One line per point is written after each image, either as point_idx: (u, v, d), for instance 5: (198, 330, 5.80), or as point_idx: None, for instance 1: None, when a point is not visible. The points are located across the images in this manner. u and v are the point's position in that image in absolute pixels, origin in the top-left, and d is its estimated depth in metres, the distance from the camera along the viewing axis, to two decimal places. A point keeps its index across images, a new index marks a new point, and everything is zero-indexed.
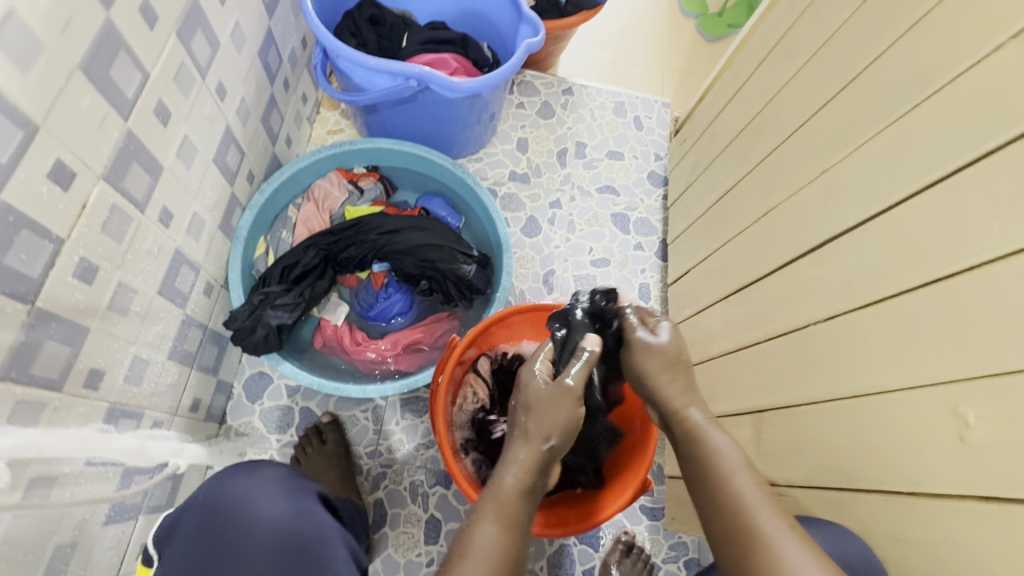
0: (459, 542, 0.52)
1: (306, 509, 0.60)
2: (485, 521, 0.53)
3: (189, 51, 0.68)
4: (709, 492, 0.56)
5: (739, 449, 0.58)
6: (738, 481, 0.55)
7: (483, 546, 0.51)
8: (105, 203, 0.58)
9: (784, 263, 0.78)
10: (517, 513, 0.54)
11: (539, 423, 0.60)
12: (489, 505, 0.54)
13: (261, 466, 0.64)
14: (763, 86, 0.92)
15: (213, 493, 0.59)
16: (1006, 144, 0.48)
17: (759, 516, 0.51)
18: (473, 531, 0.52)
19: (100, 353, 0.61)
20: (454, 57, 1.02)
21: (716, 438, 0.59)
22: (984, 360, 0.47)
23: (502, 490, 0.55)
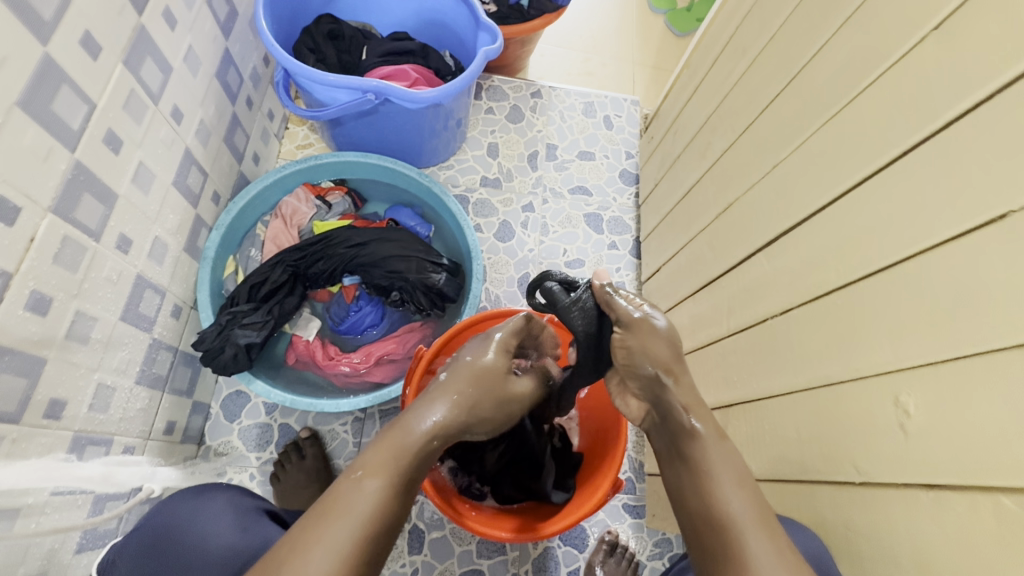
0: (342, 491, 0.47)
1: (256, 527, 0.61)
2: (375, 480, 0.48)
3: (139, 78, 0.69)
4: (701, 511, 0.51)
5: (739, 463, 0.53)
6: (732, 501, 0.50)
7: (367, 505, 0.47)
8: (56, 235, 0.58)
9: (744, 257, 0.79)
10: (411, 474, 0.51)
11: (473, 392, 0.57)
12: (385, 460, 0.50)
13: (210, 490, 0.63)
14: (720, 81, 0.93)
15: (160, 523, 0.59)
16: (932, 135, 0.49)
17: (751, 541, 0.47)
18: (361, 486, 0.48)
19: (60, 383, 0.62)
20: (414, 68, 1.03)
21: (716, 451, 0.53)
22: (919, 348, 0.48)
23: (408, 447, 0.52)
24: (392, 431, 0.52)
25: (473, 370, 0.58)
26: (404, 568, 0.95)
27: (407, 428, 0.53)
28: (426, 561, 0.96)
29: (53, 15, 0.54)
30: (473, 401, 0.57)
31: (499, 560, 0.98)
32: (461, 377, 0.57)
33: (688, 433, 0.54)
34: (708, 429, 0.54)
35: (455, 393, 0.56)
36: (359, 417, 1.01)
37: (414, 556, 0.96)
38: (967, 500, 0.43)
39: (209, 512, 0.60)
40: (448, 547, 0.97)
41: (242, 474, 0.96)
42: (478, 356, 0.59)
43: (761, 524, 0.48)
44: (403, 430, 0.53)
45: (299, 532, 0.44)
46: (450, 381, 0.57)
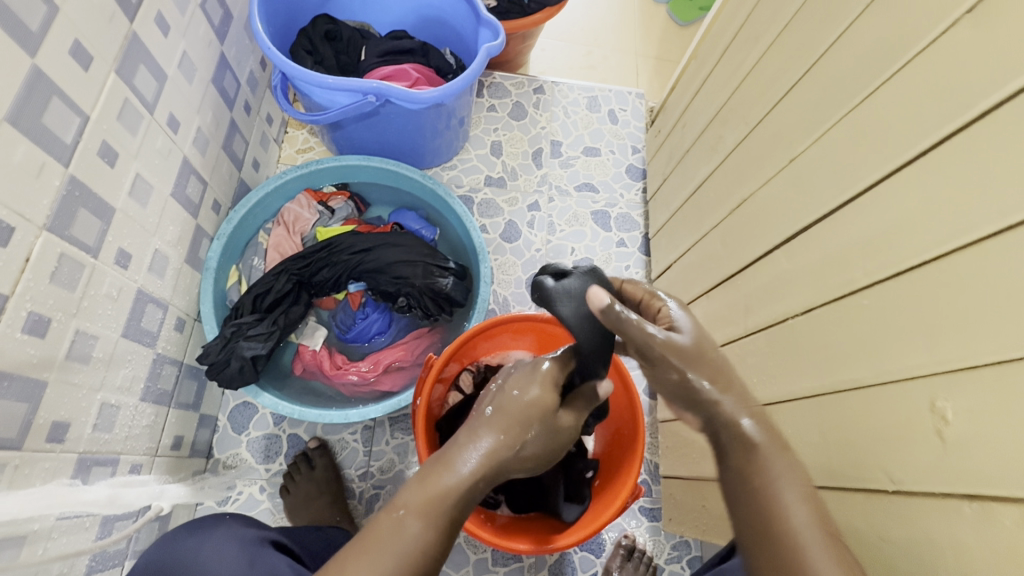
0: (382, 528, 0.46)
1: (261, 560, 0.58)
2: (418, 518, 0.47)
3: (133, 87, 0.67)
4: (757, 521, 0.48)
5: (803, 474, 0.49)
6: (795, 514, 0.47)
7: (406, 545, 0.46)
8: (53, 254, 0.56)
9: (761, 255, 0.76)
10: (452, 514, 0.48)
11: (521, 431, 0.53)
12: (429, 496, 0.48)
13: (212, 525, 0.62)
14: (730, 72, 0.90)
15: (161, 559, 0.58)
16: (967, 125, 0.47)
17: (811, 559, 0.44)
18: (401, 525, 0.46)
19: (62, 405, 0.60)
20: (414, 67, 1.00)
21: (778, 462, 0.49)
22: (958, 351, 0.46)
23: (450, 487, 0.49)
24: (436, 468, 0.50)
25: (520, 407, 0.54)
26: None
27: (451, 466, 0.50)
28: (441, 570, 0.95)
29: (40, 25, 0.52)
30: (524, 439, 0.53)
31: (515, 568, 0.96)
32: (507, 415, 0.53)
33: (750, 443, 0.51)
34: (764, 438, 0.51)
35: (502, 432, 0.52)
36: (369, 426, 0.99)
37: None
38: (1015, 513, 0.40)
39: (212, 548, 0.58)
40: (463, 555, 0.96)
41: (252, 487, 0.94)
42: (525, 391, 0.56)
43: (825, 541, 0.45)
44: (446, 468, 0.50)
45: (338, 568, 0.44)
46: (493, 421, 0.53)
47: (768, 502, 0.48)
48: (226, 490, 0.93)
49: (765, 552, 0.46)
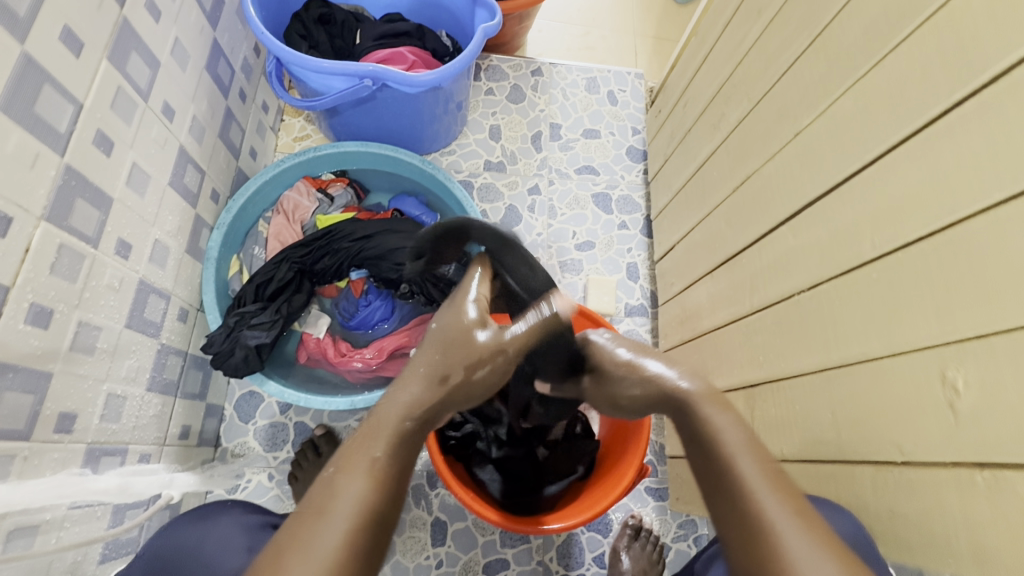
0: (314, 492, 0.41)
1: (260, 545, 0.61)
2: (349, 474, 0.42)
3: (125, 74, 0.66)
4: (711, 471, 0.45)
5: (741, 425, 0.47)
6: (740, 464, 0.44)
7: (344, 500, 0.40)
8: (52, 244, 0.56)
9: (765, 232, 0.75)
10: (391, 460, 0.44)
11: (456, 362, 0.52)
12: (360, 452, 0.44)
13: (214, 513, 0.63)
14: (732, 47, 0.88)
15: (163, 548, 0.59)
16: (979, 92, 0.46)
17: (770, 510, 0.41)
18: (331, 483, 0.42)
19: (68, 396, 0.60)
20: (410, 50, 0.98)
21: (716, 414, 0.48)
22: (969, 321, 0.45)
23: (384, 431, 0.46)
24: (367, 425, 0.46)
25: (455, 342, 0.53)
26: (428, 561, 0.95)
27: (378, 417, 0.47)
28: (450, 552, 0.96)
29: (28, 11, 0.51)
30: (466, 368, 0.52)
31: (523, 549, 0.97)
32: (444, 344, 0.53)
33: (689, 404, 0.50)
34: (701, 392, 0.50)
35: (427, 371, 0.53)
36: None
37: (438, 548, 0.95)
38: None
39: (207, 539, 0.60)
40: (472, 538, 0.97)
41: (260, 474, 0.95)
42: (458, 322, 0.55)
43: (774, 485, 0.42)
44: (376, 420, 0.47)
45: (274, 547, 0.38)
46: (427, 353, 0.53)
47: (715, 451, 0.46)
48: (235, 478, 0.94)
49: (727, 506, 0.43)
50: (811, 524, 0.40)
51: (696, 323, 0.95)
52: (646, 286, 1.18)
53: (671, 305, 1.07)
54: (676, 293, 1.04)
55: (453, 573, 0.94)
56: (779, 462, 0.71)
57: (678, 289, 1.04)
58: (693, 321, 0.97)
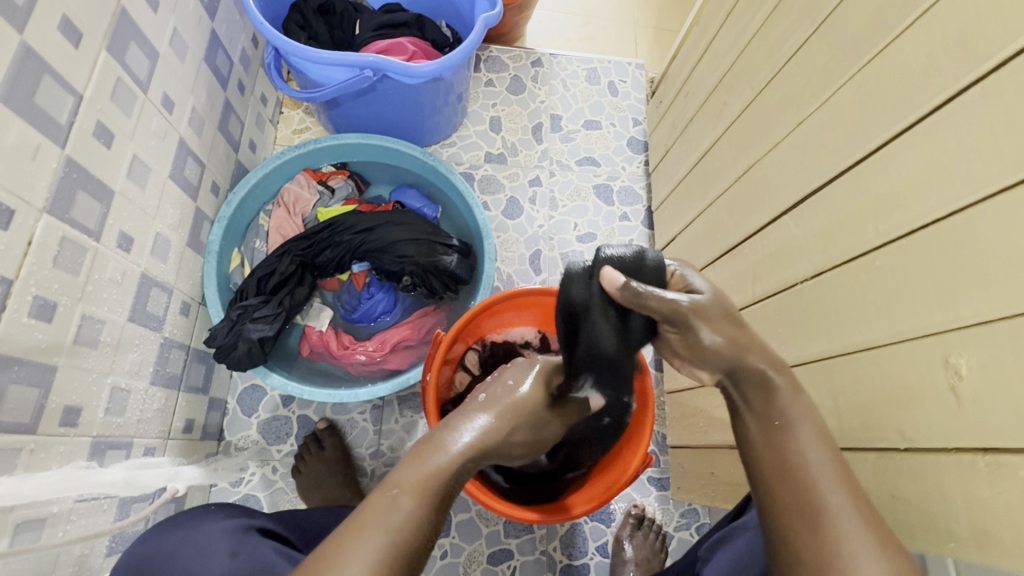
0: (369, 505, 0.43)
1: (244, 550, 0.58)
2: (416, 496, 0.44)
3: (124, 65, 0.65)
4: (771, 453, 0.48)
5: (816, 417, 0.50)
6: (808, 453, 0.47)
7: (399, 518, 0.42)
8: (54, 237, 0.56)
9: (768, 222, 0.75)
10: (442, 482, 0.46)
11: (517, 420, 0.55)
12: (425, 473, 0.46)
13: (191, 521, 0.62)
14: (734, 36, 0.88)
15: (145, 553, 0.58)
16: (983, 77, 0.46)
17: (830, 497, 0.44)
18: (395, 502, 0.43)
19: (72, 390, 0.60)
20: (410, 40, 0.98)
21: (792, 403, 0.51)
22: (974, 307, 0.45)
23: (441, 461, 0.47)
24: (425, 446, 0.48)
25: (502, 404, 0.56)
26: (432, 552, 0.95)
27: (444, 441, 0.49)
28: (454, 543, 0.97)
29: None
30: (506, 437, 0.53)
31: (527, 539, 0.98)
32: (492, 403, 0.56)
33: (772, 391, 0.51)
34: (782, 379, 0.52)
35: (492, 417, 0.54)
36: (378, 405, 1.00)
37: (442, 539, 0.96)
38: None
39: (200, 535, 0.59)
40: (476, 528, 0.97)
41: (264, 467, 0.95)
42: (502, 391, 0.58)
43: (839, 475, 0.45)
44: (437, 448, 0.48)
45: (326, 552, 0.40)
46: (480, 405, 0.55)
47: (784, 437, 0.49)
48: (239, 471, 0.94)
49: (781, 489, 0.46)
50: (868, 515, 0.43)
51: None
52: None
53: None
54: None
55: (457, 563, 0.95)
56: None
57: None
58: None
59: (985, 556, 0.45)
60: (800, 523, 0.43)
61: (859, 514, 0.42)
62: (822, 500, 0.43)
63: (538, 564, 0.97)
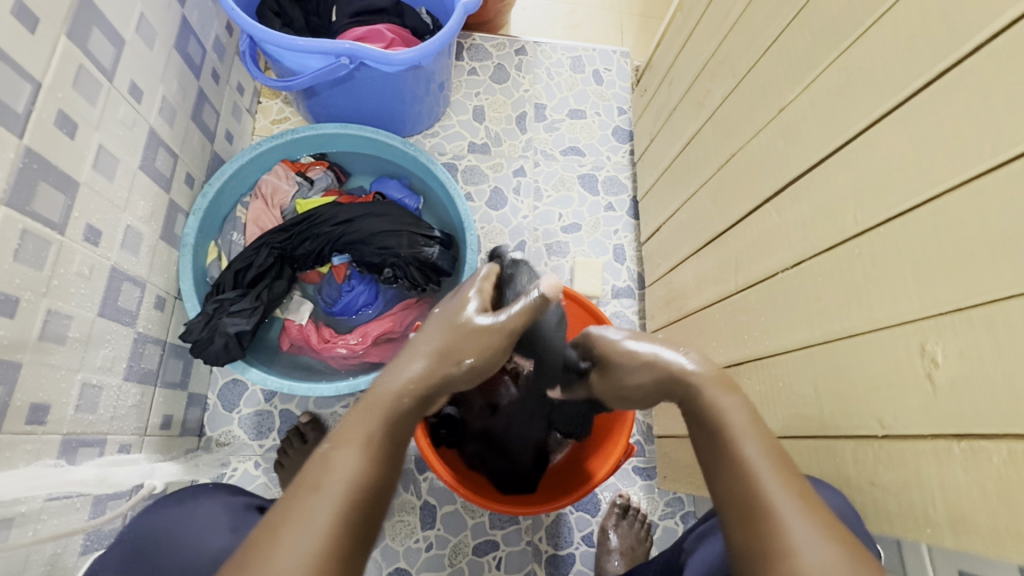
0: (308, 470, 0.40)
1: (244, 526, 0.59)
2: (347, 449, 0.41)
3: (87, 51, 0.63)
4: (716, 458, 0.43)
5: (748, 409, 0.46)
6: (749, 451, 0.42)
7: (339, 475, 0.39)
8: (14, 230, 0.54)
9: (750, 211, 0.75)
10: (388, 440, 0.44)
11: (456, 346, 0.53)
12: (354, 428, 0.44)
13: (197, 495, 0.61)
14: (716, 23, 0.87)
15: (144, 527, 0.57)
16: (961, 61, 0.45)
17: (745, 444, 0.43)
18: (328, 460, 0.40)
19: (39, 387, 0.59)
20: (389, 27, 0.96)
21: (724, 399, 0.47)
22: (950, 294, 0.45)
23: (379, 408, 0.46)
24: (365, 399, 0.47)
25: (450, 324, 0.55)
26: (418, 544, 0.95)
27: (376, 390, 0.48)
28: (440, 535, 0.97)
29: None
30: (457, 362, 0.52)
31: (513, 530, 0.98)
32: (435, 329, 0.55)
33: (694, 392, 0.48)
34: (709, 375, 0.49)
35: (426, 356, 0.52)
36: None
37: (428, 531, 0.96)
38: (1005, 451, 0.41)
39: (196, 513, 0.59)
40: (461, 520, 0.97)
41: (246, 462, 0.94)
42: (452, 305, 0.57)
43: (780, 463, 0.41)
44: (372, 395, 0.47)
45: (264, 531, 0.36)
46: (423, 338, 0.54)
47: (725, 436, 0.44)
48: (220, 467, 0.93)
49: (734, 490, 0.41)
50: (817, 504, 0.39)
51: (682, 303, 0.95)
52: (633, 268, 1.18)
53: (657, 286, 1.07)
54: (663, 274, 1.04)
55: (443, 555, 0.95)
56: None
57: (665, 270, 1.04)
58: (679, 302, 0.97)
59: (961, 540, 0.45)
60: (763, 533, 0.38)
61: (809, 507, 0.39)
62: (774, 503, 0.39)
63: (524, 554, 0.97)
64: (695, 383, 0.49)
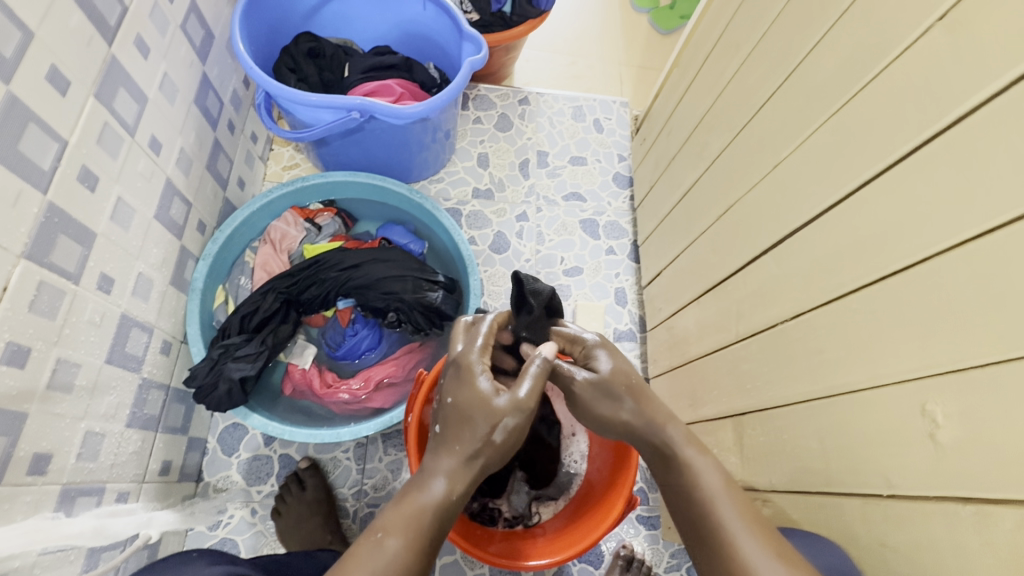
0: (363, 546, 0.47)
1: None
2: (396, 537, 0.47)
3: (113, 110, 0.66)
4: (691, 521, 0.52)
5: (720, 470, 0.54)
6: (721, 510, 0.50)
7: (388, 561, 0.46)
8: (31, 282, 0.56)
9: (750, 260, 0.76)
10: (430, 535, 0.49)
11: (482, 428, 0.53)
12: (407, 519, 0.49)
13: (172, 569, 0.57)
14: (712, 81, 0.92)
15: None
16: (948, 129, 0.47)
17: (720, 506, 0.51)
18: (380, 544, 0.47)
19: (44, 436, 0.59)
20: (398, 82, 1.00)
21: (697, 460, 0.55)
22: (950, 353, 0.46)
23: (423, 504, 0.50)
24: (411, 492, 0.51)
25: (465, 418, 0.54)
26: None
27: (424, 486, 0.51)
28: None
29: (14, 52, 0.52)
30: (473, 430, 0.53)
31: None
32: (453, 425, 0.54)
33: (672, 451, 0.56)
34: (681, 439, 0.57)
35: (457, 443, 0.53)
36: (362, 443, 0.98)
37: None
38: (1014, 517, 0.40)
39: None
40: (461, 571, 0.94)
41: (243, 510, 0.93)
42: (464, 392, 0.55)
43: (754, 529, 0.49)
44: (419, 490, 0.51)
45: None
46: (448, 434, 0.54)
47: (696, 498, 0.52)
48: (217, 514, 0.92)
49: (704, 553, 0.50)
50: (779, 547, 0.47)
51: (685, 348, 0.96)
52: (634, 311, 1.19)
53: (658, 330, 1.08)
54: (664, 319, 1.05)
55: None
56: (767, 492, 0.71)
57: (666, 315, 1.05)
58: (680, 347, 0.98)
59: None
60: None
61: (768, 549, 0.47)
62: (735, 555, 0.47)
63: None
64: (672, 444, 0.57)
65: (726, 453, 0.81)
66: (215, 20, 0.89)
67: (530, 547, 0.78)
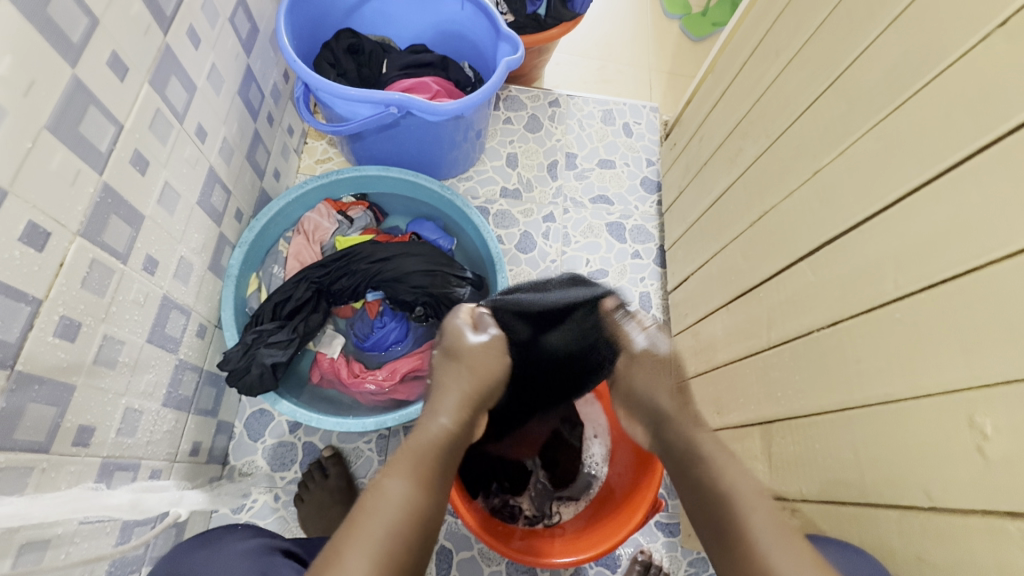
0: (369, 496, 0.52)
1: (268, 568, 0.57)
2: (401, 479, 0.54)
3: (165, 97, 0.68)
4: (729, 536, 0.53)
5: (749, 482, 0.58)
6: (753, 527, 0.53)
7: (394, 502, 0.51)
8: (84, 260, 0.58)
9: (784, 267, 0.76)
10: (431, 477, 0.55)
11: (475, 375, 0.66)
12: (409, 465, 0.55)
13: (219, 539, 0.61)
14: (749, 86, 0.91)
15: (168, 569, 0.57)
16: (1003, 138, 0.46)
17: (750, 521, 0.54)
18: (386, 488, 0.53)
19: (89, 410, 0.61)
20: (434, 80, 1.02)
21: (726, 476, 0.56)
22: (1000, 364, 0.45)
23: (426, 444, 0.58)
24: (411, 445, 0.58)
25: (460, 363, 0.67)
26: None
27: (421, 435, 0.59)
28: None
29: (81, 38, 0.54)
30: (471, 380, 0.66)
31: None
32: (455, 370, 0.67)
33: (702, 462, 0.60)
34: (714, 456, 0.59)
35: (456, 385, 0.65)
36: (384, 434, 0.99)
37: None
38: None
39: (228, 551, 0.58)
40: (477, 567, 0.94)
41: (267, 494, 0.94)
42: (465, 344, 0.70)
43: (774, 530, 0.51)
44: (419, 435, 0.59)
45: (335, 540, 0.48)
46: (448, 379, 0.66)
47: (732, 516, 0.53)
48: (241, 497, 0.93)
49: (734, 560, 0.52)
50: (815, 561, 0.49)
51: (711, 355, 0.95)
52: (658, 316, 1.18)
53: (683, 336, 1.07)
54: (690, 325, 1.05)
55: None
56: (796, 502, 0.70)
57: (692, 321, 1.04)
58: (706, 353, 0.97)
59: None
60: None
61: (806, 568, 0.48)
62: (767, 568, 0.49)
63: None
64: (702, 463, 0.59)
65: (752, 461, 0.80)
66: (260, 14, 0.91)
67: (551, 544, 0.78)
